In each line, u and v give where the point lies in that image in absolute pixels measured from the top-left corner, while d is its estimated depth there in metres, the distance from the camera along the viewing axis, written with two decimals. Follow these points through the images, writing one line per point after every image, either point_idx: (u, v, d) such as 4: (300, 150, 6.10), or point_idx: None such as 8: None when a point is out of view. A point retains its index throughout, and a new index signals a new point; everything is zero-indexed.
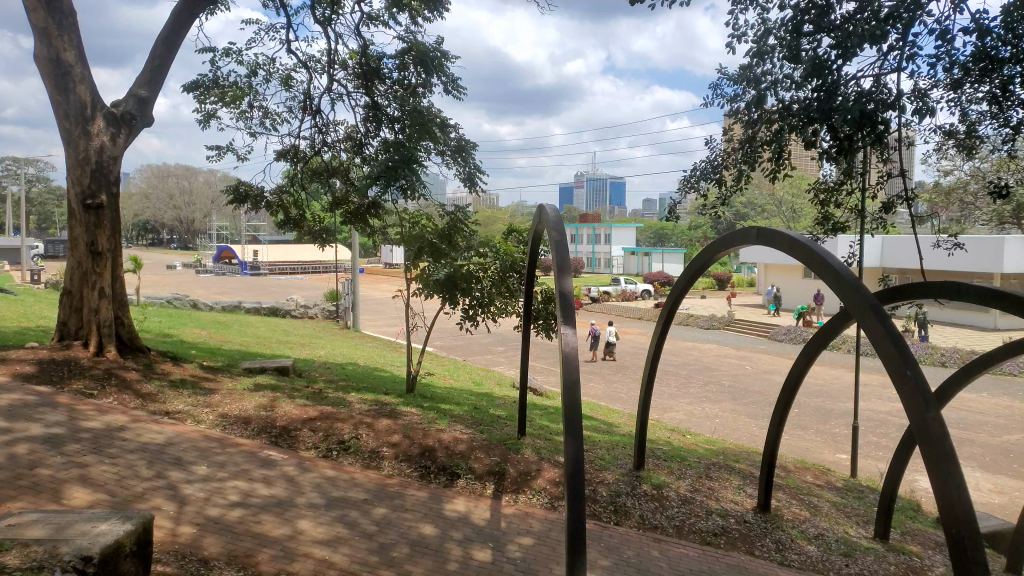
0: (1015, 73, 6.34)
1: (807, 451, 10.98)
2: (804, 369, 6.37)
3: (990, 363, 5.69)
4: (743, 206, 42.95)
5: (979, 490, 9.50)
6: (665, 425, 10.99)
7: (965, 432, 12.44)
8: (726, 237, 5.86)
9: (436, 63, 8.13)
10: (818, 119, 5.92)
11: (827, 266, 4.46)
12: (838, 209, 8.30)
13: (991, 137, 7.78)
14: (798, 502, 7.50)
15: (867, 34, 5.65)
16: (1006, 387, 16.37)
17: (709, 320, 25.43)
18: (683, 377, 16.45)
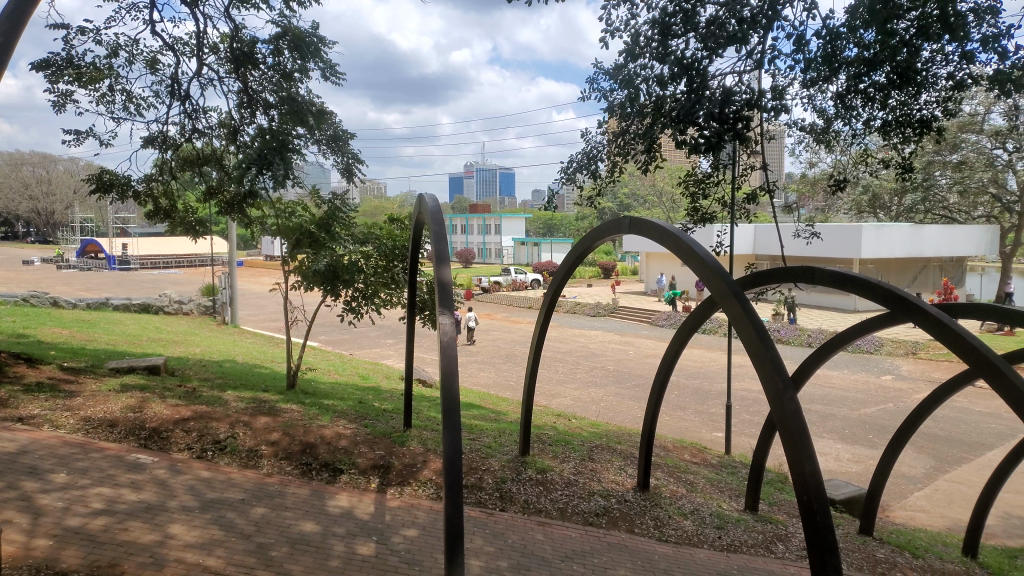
0: (861, 73, 6.86)
1: (686, 430, 11.51)
2: (677, 351, 6.64)
3: (842, 342, 6.11)
4: (627, 197, 44.35)
5: (839, 460, 10.25)
6: (551, 411, 11.21)
7: (826, 407, 13.38)
8: (602, 226, 6.04)
9: (312, 49, 7.93)
10: (686, 116, 6.19)
11: (694, 255, 4.68)
12: (709, 201, 8.69)
13: (842, 134, 8.40)
14: (675, 479, 7.85)
15: (729, 36, 5.95)
16: (863, 364, 17.72)
17: (596, 308, 26.13)
18: (570, 364, 16.84)
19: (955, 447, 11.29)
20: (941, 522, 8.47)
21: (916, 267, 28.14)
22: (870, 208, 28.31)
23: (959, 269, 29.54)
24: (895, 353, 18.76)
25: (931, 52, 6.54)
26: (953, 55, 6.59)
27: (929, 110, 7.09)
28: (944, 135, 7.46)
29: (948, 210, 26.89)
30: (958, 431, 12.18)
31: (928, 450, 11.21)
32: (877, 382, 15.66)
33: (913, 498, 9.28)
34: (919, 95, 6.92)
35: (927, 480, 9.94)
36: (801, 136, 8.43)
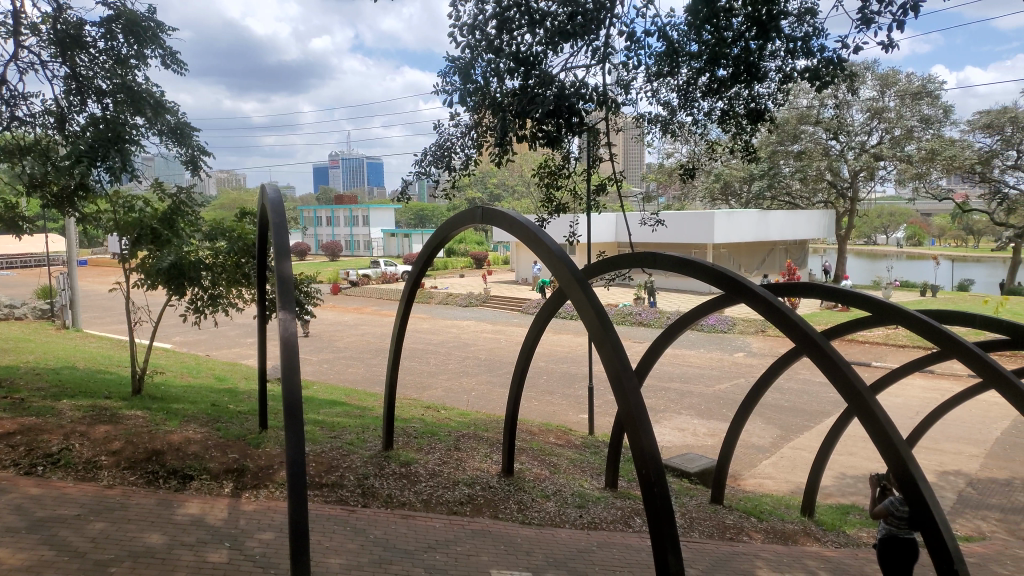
0: (702, 65, 7.19)
1: (554, 414, 11.81)
2: (536, 338, 6.75)
3: (689, 322, 6.39)
4: (497, 187, 44.86)
5: (697, 435, 10.85)
6: (421, 403, 11.19)
7: (685, 385, 14.13)
8: (456, 216, 6.06)
9: (148, 35, 7.45)
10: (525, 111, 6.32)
11: (542, 245, 4.82)
12: (564, 191, 8.89)
13: (686, 124, 8.84)
14: (539, 462, 8.02)
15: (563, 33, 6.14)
16: (718, 343, 18.81)
17: (468, 299, 26.23)
18: (441, 355, 16.84)
19: (798, 416, 12.23)
20: (785, 487, 9.15)
21: (764, 250, 30.21)
22: (723, 195, 30.14)
23: (802, 251, 31.99)
24: (746, 331, 20.05)
25: (761, 47, 6.96)
26: (780, 50, 7.05)
27: (764, 101, 7.53)
28: (778, 125, 7.96)
29: (792, 196, 29.01)
30: (800, 401, 13.20)
31: (774, 420, 12.06)
32: (731, 359, 16.72)
33: (762, 466, 9.97)
34: (754, 87, 7.33)
35: (773, 448, 10.71)
36: (649, 126, 8.77)
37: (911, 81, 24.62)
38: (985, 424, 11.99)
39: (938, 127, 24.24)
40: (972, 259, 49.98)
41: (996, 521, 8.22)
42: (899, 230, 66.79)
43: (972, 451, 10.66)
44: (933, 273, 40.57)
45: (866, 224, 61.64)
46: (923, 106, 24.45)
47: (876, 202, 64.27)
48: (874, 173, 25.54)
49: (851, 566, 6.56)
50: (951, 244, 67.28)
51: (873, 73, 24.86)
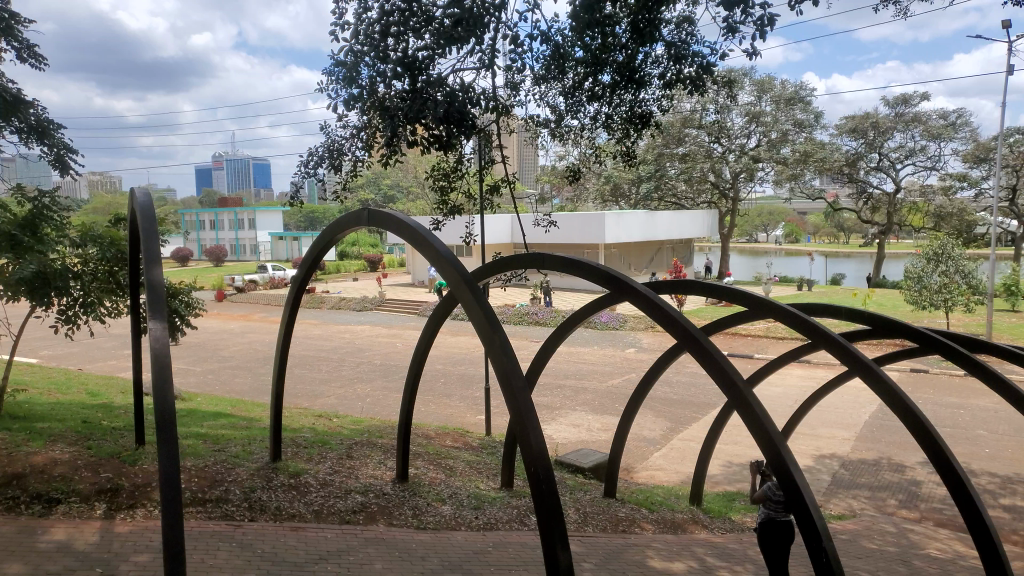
0: (587, 70, 7.35)
1: (451, 416, 11.76)
2: (427, 341, 6.68)
3: (578, 321, 6.50)
4: (389, 189, 44.33)
5: (593, 430, 11.08)
6: (312, 412, 10.88)
7: (579, 382, 14.40)
8: (342, 219, 5.93)
9: (3, 26, 6.90)
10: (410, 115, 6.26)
11: (430, 248, 4.79)
12: (457, 194, 8.84)
13: (573, 127, 8.99)
14: (435, 466, 7.95)
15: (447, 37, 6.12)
16: (611, 340, 19.29)
17: (361, 303, 25.77)
18: (334, 362, 16.46)
19: (686, 408, 12.69)
20: (675, 478, 9.48)
21: (654, 249, 31.20)
22: (613, 196, 30.98)
23: (688, 249, 33.26)
24: (637, 328, 20.66)
25: (643, 54, 7.19)
26: (660, 57, 7.30)
27: (648, 105, 7.74)
28: (662, 130, 8.20)
29: (678, 197, 30.16)
30: (688, 393, 13.70)
31: (665, 413, 12.46)
32: (623, 356, 17.16)
33: (653, 458, 10.28)
34: (638, 93, 7.54)
35: (664, 440, 11.06)
36: (537, 129, 8.87)
37: (785, 87, 26.03)
38: (855, 409, 12.83)
39: (809, 131, 26.20)
40: (842, 255, 53.43)
41: (866, 499, 8.81)
42: (776, 228, 70.62)
43: (843, 434, 11.38)
44: (808, 268, 43.13)
45: (747, 223, 64.85)
46: (796, 111, 26.06)
47: (755, 202, 67.73)
48: (753, 174, 26.88)
49: (735, 550, 6.87)
50: (823, 241, 71.78)
51: (750, 78, 26.14)
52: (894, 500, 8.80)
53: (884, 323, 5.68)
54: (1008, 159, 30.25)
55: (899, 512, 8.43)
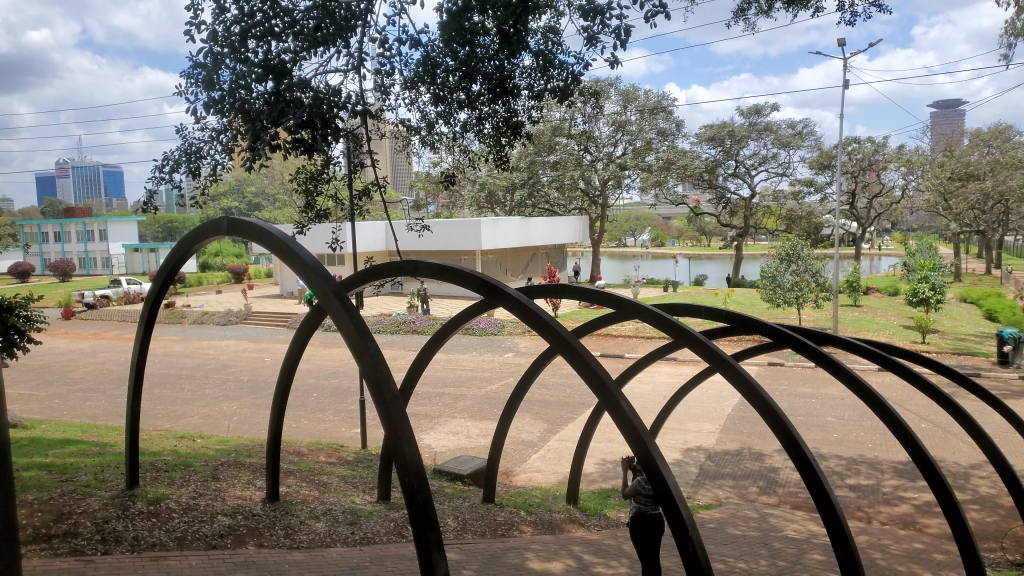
0: (458, 77, 7.37)
1: (325, 431, 11.44)
2: (296, 354, 6.46)
3: (452, 328, 6.47)
4: (255, 197, 42.65)
5: (472, 436, 11.10)
6: (174, 434, 10.27)
7: (457, 389, 14.37)
8: (199, 229, 5.65)
9: None
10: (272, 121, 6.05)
11: (296, 256, 4.63)
12: (324, 200, 8.60)
13: (444, 134, 8.98)
14: (308, 483, 7.67)
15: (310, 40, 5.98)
16: (489, 345, 19.39)
17: (226, 316, 24.61)
18: (198, 380, 15.61)
19: (562, 410, 12.93)
20: (553, 479, 9.65)
21: (528, 254, 31.69)
22: (488, 204, 31.33)
23: (561, 254, 34.03)
24: (515, 333, 20.91)
25: (512, 64, 7.29)
26: (530, 69, 7.43)
27: (519, 115, 7.85)
28: (532, 138, 8.36)
29: (550, 203, 30.82)
30: (564, 395, 13.97)
31: (541, 415, 12.66)
32: (500, 360, 17.30)
33: (531, 461, 10.42)
34: (509, 103, 7.64)
35: (542, 442, 11.23)
36: (408, 134, 8.79)
37: (648, 97, 27.17)
38: (718, 404, 13.54)
39: (671, 139, 27.55)
40: (705, 257, 56.36)
41: (730, 488, 9.30)
42: (643, 232, 73.60)
43: (709, 427, 11.98)
44: (674, 270, 45.15)
45: (616, 228, 67.14)
46: (659, 121, 27.26)
47: (623, 208, 70.16)
48: (621, 181, 27.90)
49: (611, 545, 7.07)
50: (686, 243, 75.49)
51: (616, 88, 27.12)
52: (755, 487, 9.35)
53: (740, 320, 5.99)
54: (847, 166, 32.95)
55: (760, 498, 8.97)
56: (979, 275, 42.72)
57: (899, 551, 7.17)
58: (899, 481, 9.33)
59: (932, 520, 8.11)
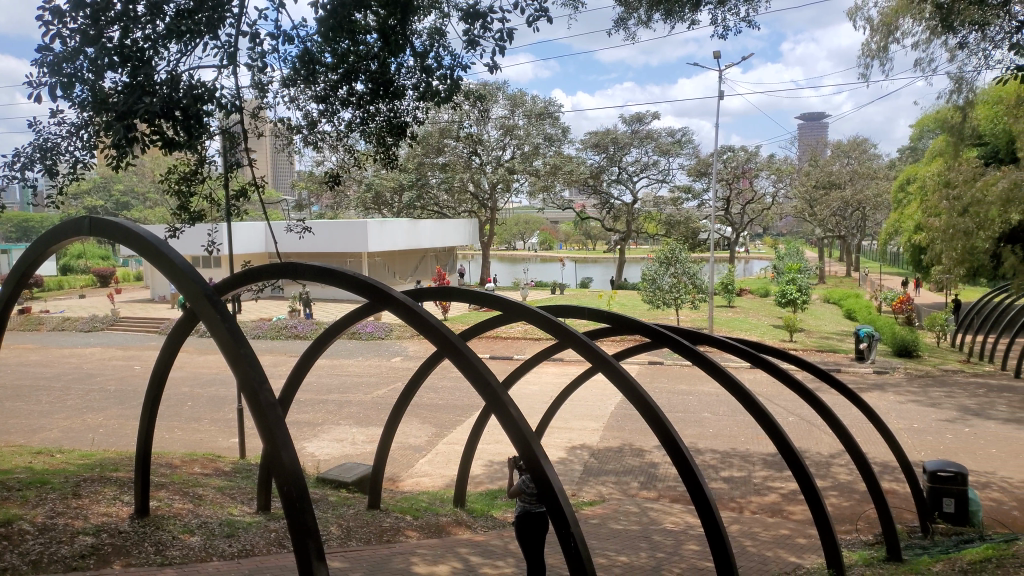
0: (340, 74, 7.24)
1: (200, 441, 10.94)
2: (167, 362, 6.14)
3: (335, 333, 6.33)
4: (124, 196, 40.30)
5: (357, 443, 10.92)
6: (29, 450, 9.52)
7: (342, 395, 14.08)
8: (55, 230, 5.29)
9: None
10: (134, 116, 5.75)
11: (165, 259, 4.40)
12: (198, 200, 8.21)
13: (327, 133, 8.79)
14: (181, 496, 7.30)
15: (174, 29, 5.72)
16: (375, 350, 19.10)
17: (91, 323, 23.05)
18: (57, 391, 14.53)
19: (450, 413, 12.91)
20: (440, 482, 9.64)
21: (417, 257, 31.46)
22: (375, 205, 30.94)
23: (450, 257, 33.99)
24: (403, 336, 20.72)
25: (395, 63, 7.22)
26: (414, 68, 7.39)
27: (405, 115, 7.79)
28: (418, 139, 8.32)
29: (439, 205, 30.76)
30: (452, 398, 13.96)
31: (428, 419, 12.60)
32: (387, 365, 17.09)
33: (419, 465, 10.36)
34: (394, 103, 7.56)
35: (429, 446, 11.17)
36: (289, 132, 8.54)
37: (534, 102, 27.58)
38: (603, 402, 13.91)
39: (557, 145, 28.16)
40: (590, 260, 57.87)
41: (613, 484, 9.57)
42: (532, 235, 74.80)
43: (593, 425, 12.29)
44: (562, 273, 46.11)
45: (505, 231, 67.82)
46: (546, 126, 27.77)
47: (512, 212, 71.03)
48: (510, 185, 28.19)
49: (497, 546, 7.13)
50: (573, 246, 77.31)
51: (503, 92, 27.40)
52: (636, 482, 9.67)
53: (622, 321, 6.17)
54: (723, 174, 34.57)
55: (640, 493, 9.29)
56: (840, 278, 46.00)
57: (768, 537, 7.61)
58: (768, 472, 9.91)
59: (796, 507, 8.66)
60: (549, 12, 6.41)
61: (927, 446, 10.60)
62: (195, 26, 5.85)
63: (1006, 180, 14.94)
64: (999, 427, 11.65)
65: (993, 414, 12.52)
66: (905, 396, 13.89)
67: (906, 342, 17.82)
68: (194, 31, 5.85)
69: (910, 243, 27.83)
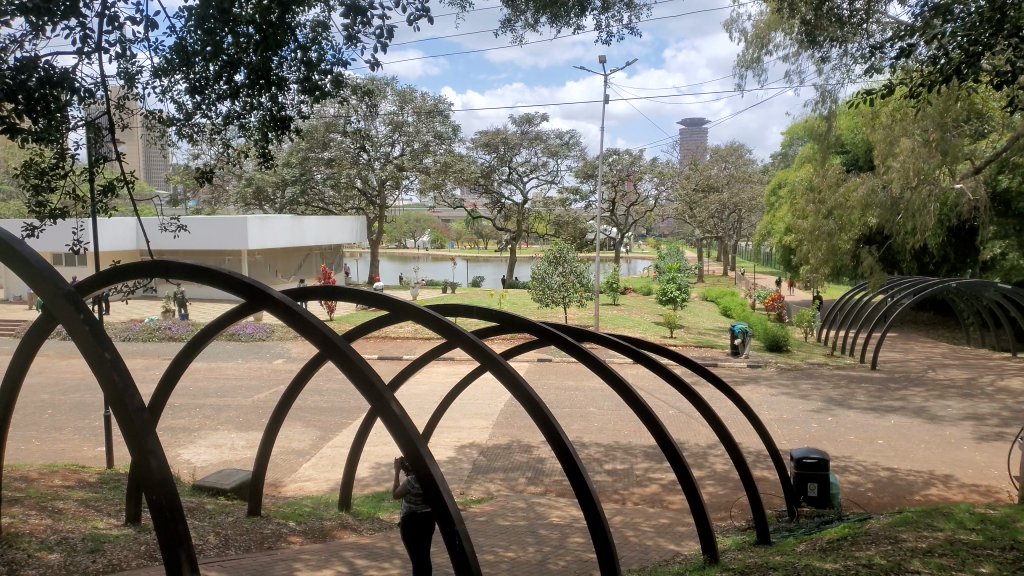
0: (218, 65, 6.94)
1: (62, 452, 10.23)
2: (21, 368, 5.70)
3: (211, 334, 6.07)
4: None
5: (237, 448, 10.52)
6: None
7: (220, 399, 13.50)
8: None
9: None
10: None
11: (19, 257, 4.08)
12: (56, 194, 7.66)
13: (203, 125, 8.40)
14: (38, 511, 6.79)
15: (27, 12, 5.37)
16: (257, 351, 18.45)
17: None
18: None
19: (336, 416, 12.65)
20: (326, 486, 9.43)
21: (301, 256, 30.61)
22: (256, 200, 29.93)
23: (336, 255, 33.24)
24: (285, 338, 20.10)
25: (277, 57, 6.98)
26: (297, 61, 7.17)
27: (287, 110, 7.55)
28: (302, 135, 8.09)
29: (324, 202, 30.06)
30: (338, 400, 13.68)
31: (314, 422, 12.29)
32: (269, 367, 16.52)
33: (302, 469, 10.09)
34: (276, 96, 7.31)
35: (314, 450, 10.91)
36: (161, 123, 8.11)
37: (424, 99, 27.37)
38: (491, 401, 14.02)
39: (448, 143, 28.06)
40: (481, 259, 58.29)
41: (501, 481, 9.66)
42: (423, 234, 74.39)
43: (481, 423, 12.38)
44: (453, 272, 46.13)
45: (395, 230, 67.16)
46: (436, 123, 27.62)
47: (402, 211, 70.38)
48: (399, 182, 27.90)
49: (383, 548, 7.05)
50: (464, 245, 77.69)
51: (392, 88, 27.08)
52: (523, 478, 9.81)
53: (510, 320, 6.23)
54: (608, 176, 35.57)
55: (528, 489, 9.43)
56: (718, 277, 48.31)
57: (649, 527, 7.90)
58: (648, 464, 10.29)
59: (675, 497, 9.04)
60: (431, 12, 6.41)
61: (794, 435, 11.32)
62: (51, 9, 5.50)
63: (866, 185, 16.32)
64: (858, 415, 12.58)
65: (853, 404, 13.52)
66: (776, 389, 14.77)
67: (776, 338, 18.93)
68: (50, 13, 5.50)
69: (780, 244, 29.60)
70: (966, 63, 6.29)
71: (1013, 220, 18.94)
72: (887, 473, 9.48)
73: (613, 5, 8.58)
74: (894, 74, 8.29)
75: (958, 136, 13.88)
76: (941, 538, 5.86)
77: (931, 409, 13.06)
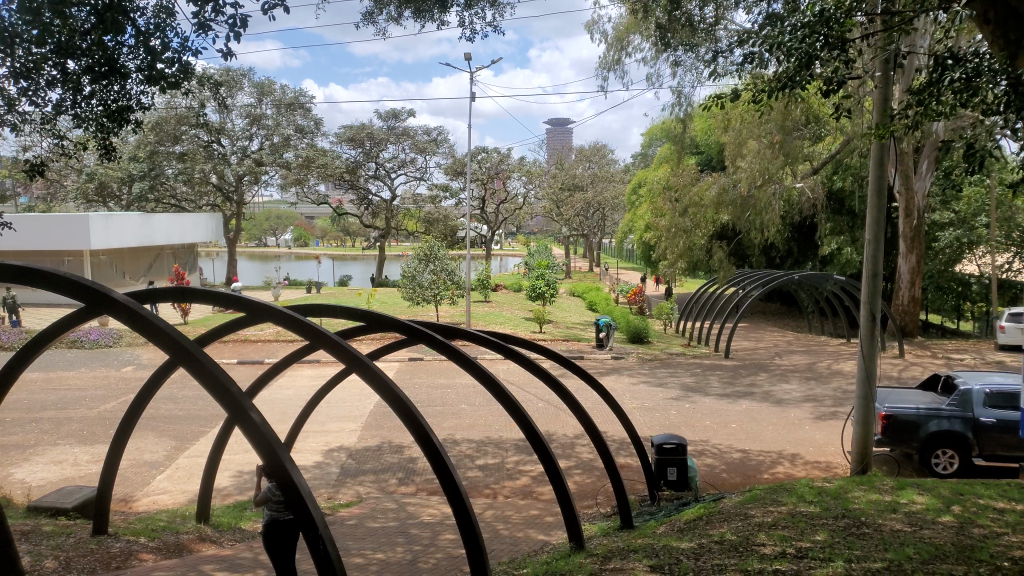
0: (47, 48, 6.39)
1: None
2: None
3: (44, 341, 5.56)
4: None
5: (80, 464, 9.76)
6: None
7: (60, 412, 12.47)
8: None
9: None
10: None
11: None
12: None
13: (31, 114, 7.70)
14: None
15: None
16: (102, 359, 17.18)
17: None
18: None
19: (192, 424, 12.01)
20: (182, 498, 8.94)
21: (151, 256, 28.80)
22: (100, 196, 27.93)
23: (190, 255, 31.49)
24: (135, 344, 18.85)
25: (116, 42, 6.54)
26: (139, 48, 6.73)
27: (129, 100, 7.06)
28: (145, 127, 7.59)
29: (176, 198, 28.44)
30: (195, 408, 12.97)
31: (168, 432, 11.60)
32: (116, 376, 15.41)
33: (156, 482, 9.50)
34: (115, 85, 6.83)
35: (168, 461, 10.30)
36: None
37: (284, 91, 26.48)
38: (360, 402, 13.77)
39: (310, 137, 27.40)
40: (348, 257, 57.09)
41: (371, 483, 9.50)
42: (285, 233, 71.76)
43: (350, 426, 12.14)
44: (318, 271, 44.85)
45: (255, 227, 64.40)
46: (297, 117, 26.87)
47: (262, 208, 67.57)
48: (258, 177, 26.90)
49: (245, 559, 6.76)
50: (330, 242, 75.63)
51: (249, 79, 25.98)
52: (394, 478, 9.71)
53: (376, 320, 6.12)
54: (476, 174, 35.68)
55: (398, 489, 9.34)
56: (584, 272, 49.65)
57: (519, 519, 8.03)
58: (518, 457, 10.45)
59: (544, 488, 9.24)
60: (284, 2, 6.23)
61: (655, 422, 11.86)
62: None
63: (718, 184, 17.48)
64: (713, 402, 13.34)
65: (708, 391, 14.32)
66: (637, 379, 15.43)
67: (638, 330, 19.71)
68: None
69: (640, 241, 30.85)
70: (798, 69, 6.76)
71: (846, 217, 20.76)
72: (739, 454, 10.11)
73: (475, 3, 8.65)
74: (739, 79, 8.82)
75: (797, 139, 15.35)
76: (783, 511, 6.32)
77: (776, 393, 14.05)
